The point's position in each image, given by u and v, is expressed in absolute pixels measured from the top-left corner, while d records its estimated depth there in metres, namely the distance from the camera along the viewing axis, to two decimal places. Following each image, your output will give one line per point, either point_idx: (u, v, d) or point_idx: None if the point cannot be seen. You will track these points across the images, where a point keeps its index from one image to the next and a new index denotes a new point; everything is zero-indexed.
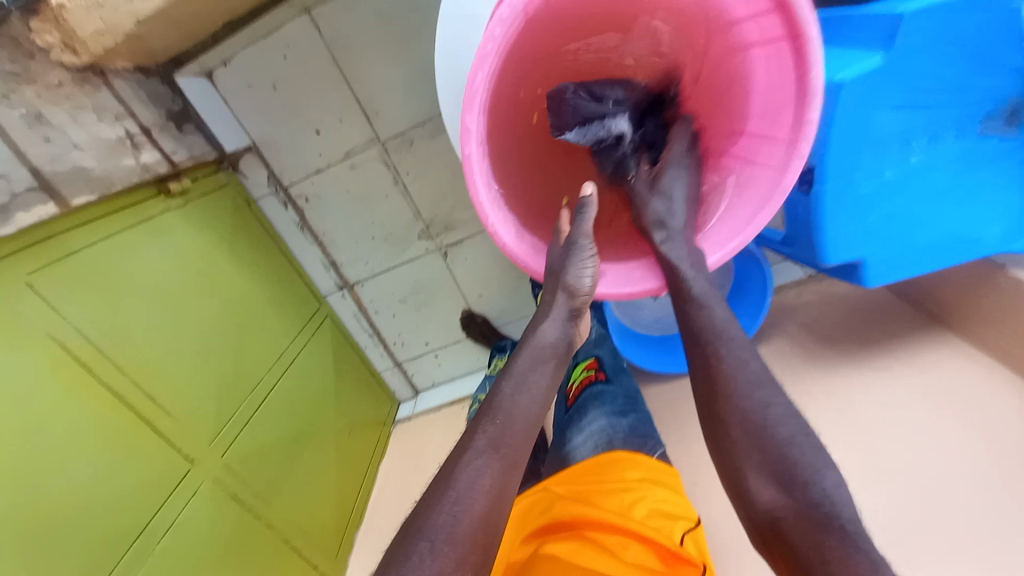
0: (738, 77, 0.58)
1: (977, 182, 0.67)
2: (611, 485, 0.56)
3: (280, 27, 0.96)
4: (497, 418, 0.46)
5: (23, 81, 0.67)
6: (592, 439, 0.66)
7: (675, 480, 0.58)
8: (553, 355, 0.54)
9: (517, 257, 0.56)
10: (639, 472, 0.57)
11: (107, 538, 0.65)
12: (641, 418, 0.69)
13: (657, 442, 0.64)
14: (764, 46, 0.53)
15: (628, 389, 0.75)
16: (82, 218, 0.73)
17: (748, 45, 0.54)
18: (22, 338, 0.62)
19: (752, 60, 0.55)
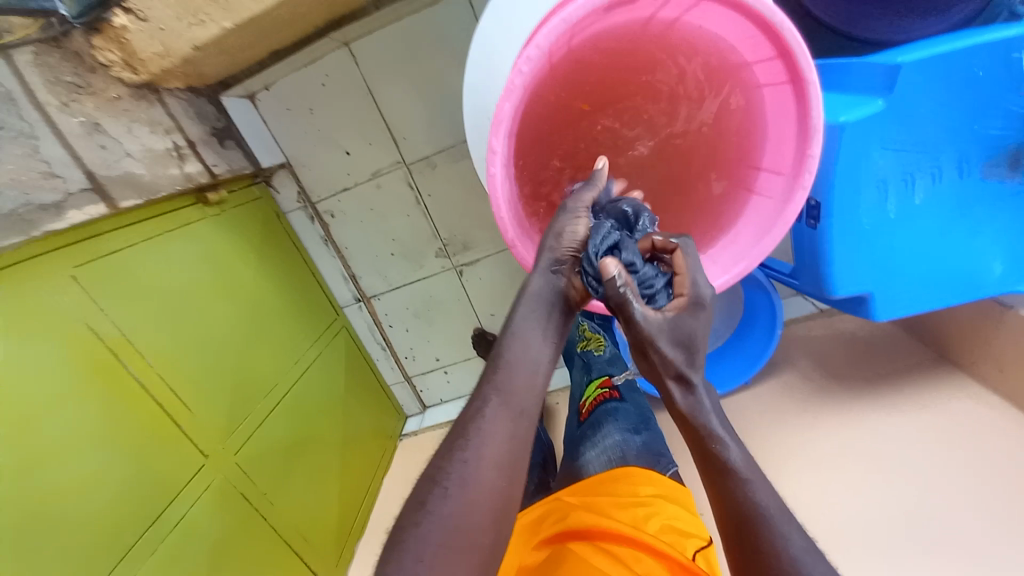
0: (747, 114, 0.61)
1: (979, 221, 0.69)
2: (624, 499, 0.57)
3: (320, 57, 1.04)
4: (498, 366, 0.48)
5: (84, 93, 0.74)
6: (606, 453, 0.68)
7: (687, 498, 0.58)
8: (545, 306, 0.51)
9: (510, 239, 0.56)
10: (653, 489, 0.58)
11: (117, 529, 0.66)
12: (654, 435, 0.70)
13: (670, 460, 0.66)
14: (771, 87, 0.56)
15: (641, 407, 0.77)
16: (126, 220, 0.77)
17: (760, 85, 0.57)
18: (59, 328, 0.65)
19: (763, 98, 0.58)
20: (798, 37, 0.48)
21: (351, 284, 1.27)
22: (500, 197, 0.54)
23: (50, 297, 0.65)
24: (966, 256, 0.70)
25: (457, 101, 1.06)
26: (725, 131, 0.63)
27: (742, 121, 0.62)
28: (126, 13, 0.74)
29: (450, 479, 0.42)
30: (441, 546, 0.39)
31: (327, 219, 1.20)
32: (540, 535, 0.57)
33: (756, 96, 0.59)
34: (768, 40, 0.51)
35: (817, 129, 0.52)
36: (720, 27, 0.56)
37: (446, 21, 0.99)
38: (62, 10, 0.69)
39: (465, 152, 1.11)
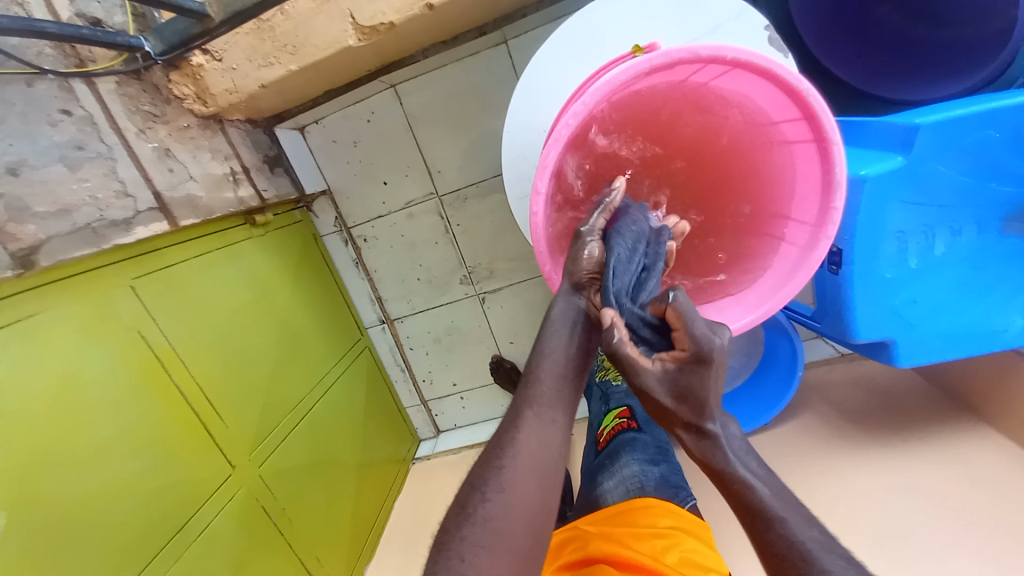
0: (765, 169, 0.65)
1: (1002, 276, 0.71)
2: (643, 528, 0.57)
3: (366, 97, 1.12)
4: (530, 385, 0.52)
5: (159, 122, 0.82)
6: (623, 483, 0.68)
7: (707, 533, 0.59)
8: (574, 331, 0.55)
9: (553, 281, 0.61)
10: (671, 521, 0.58)
11: (146, 535, 0.68)
12: (672, 468, 0.71)
13: (689, 493, 0.65)
14: (790, 145, 0.60)
15: (659, 440, 0.77)
16: (185, 236, 0.84)
17: (775, 143, 0.62)
18: (116, 333, 0.70)
19: (778, 155, 0.62)
20: (822, 103, 0.51)
21: (377, 306, 1.32)
22: (538, 234, 0.58)
23: (112, 306, 0.70)
24: (988, 308, 0.71)
25: (490, 140, 1.13)
26: (751, 181, 0.67)
27: (766, 173, 0.64)
28: (204, 54, 0.82)
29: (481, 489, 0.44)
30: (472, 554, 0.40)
31: (360, 244, 1.27)
32: (561, 563, 0.58)
33: (780, 151, 0.61)
34: (794, 104, 0.54)
35: (841, 184, 0.54)
36: (749, 90, 0.58)
37: (485, 68, 1.07)
38: (148, 48, 0.78)
39: (495, 186, 1.17)
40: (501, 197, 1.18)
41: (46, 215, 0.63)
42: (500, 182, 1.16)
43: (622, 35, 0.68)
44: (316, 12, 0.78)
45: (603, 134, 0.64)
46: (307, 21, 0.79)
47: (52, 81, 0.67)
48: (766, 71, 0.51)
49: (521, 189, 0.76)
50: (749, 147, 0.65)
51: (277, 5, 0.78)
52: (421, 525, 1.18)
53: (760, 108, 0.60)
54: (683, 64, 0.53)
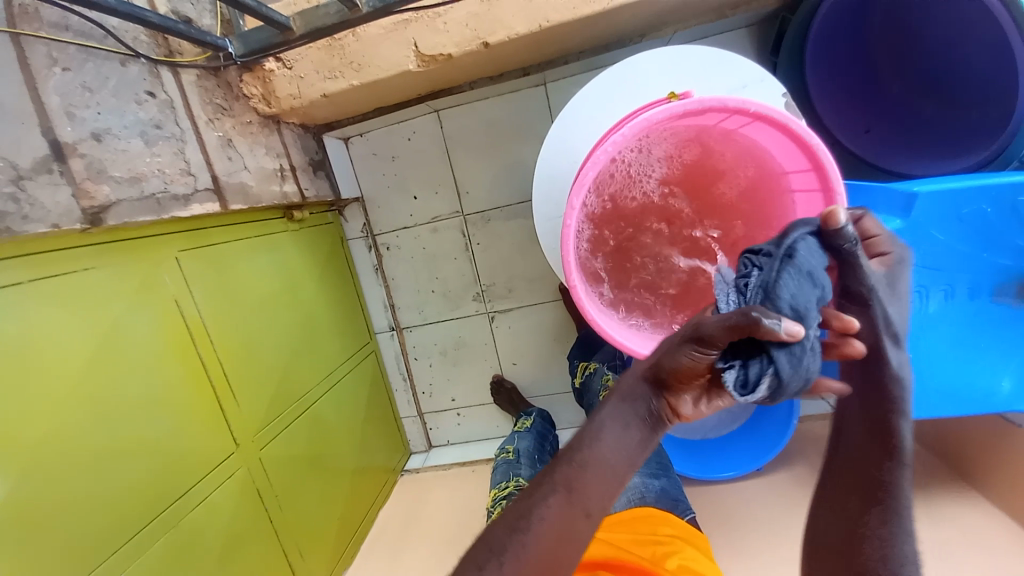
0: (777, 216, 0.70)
1: (993, 342, 0.75)
2: (645, 535, 0.60)
3: (411, 118, 1.22)
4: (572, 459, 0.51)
5: (226, 115, 0.89)
6: (626, 495, 0.71)
7: (706, 544, 0.60)
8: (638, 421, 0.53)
9: (577, 290, 0.64)
10: (672, 529, 0.60)
11: (147, 498, 0.69)
12: (672, 482, 0.73)
13: (688, 506, 0.69)
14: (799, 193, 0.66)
15: (661, 456, 0.79)
16: (229, 220, 0.90)
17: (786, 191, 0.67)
18: (156, 299, 0.74)
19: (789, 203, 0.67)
20: (830, 157, 0.58)
21: (390, 312, 1.36)
22: (569, 245, 0.64)
23: (153, 274, 0.74)
24: (976, 371, 0.75)
25: (519, 168, 1.21)
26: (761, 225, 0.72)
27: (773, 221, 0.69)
28: (277, 61, 0.91)
29: None
30: None
31: (383, 253, 1.33)
32: None
33: (788, 201, 0.67)
34: (805, 155, 0.61)
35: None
36: (765, 142, 0.66)
37: (523, 104, 1.16)
38: (230, 49, 0.87)
39: (518, 212, 1.24)
40: (523, 223, 1.25)
41: (119, 180, 0.68)
42: (524, 209, 1.24)
43: (655, 87, 0.77)
44: (385, 37, 0.88)
45: (634, 167, 0.70)
46: (376, 44, 0.88)
47: (143, 65, 0.75)
48: (784, 125, 0.59)
49: (548, 211, 0.83)
50: (758, 193, 0.69)
51: (352, 27, 0.87)
52: (406, 536, 1.17)
53: (772, 159, 0.67)
54: (711, 113, 0.61)
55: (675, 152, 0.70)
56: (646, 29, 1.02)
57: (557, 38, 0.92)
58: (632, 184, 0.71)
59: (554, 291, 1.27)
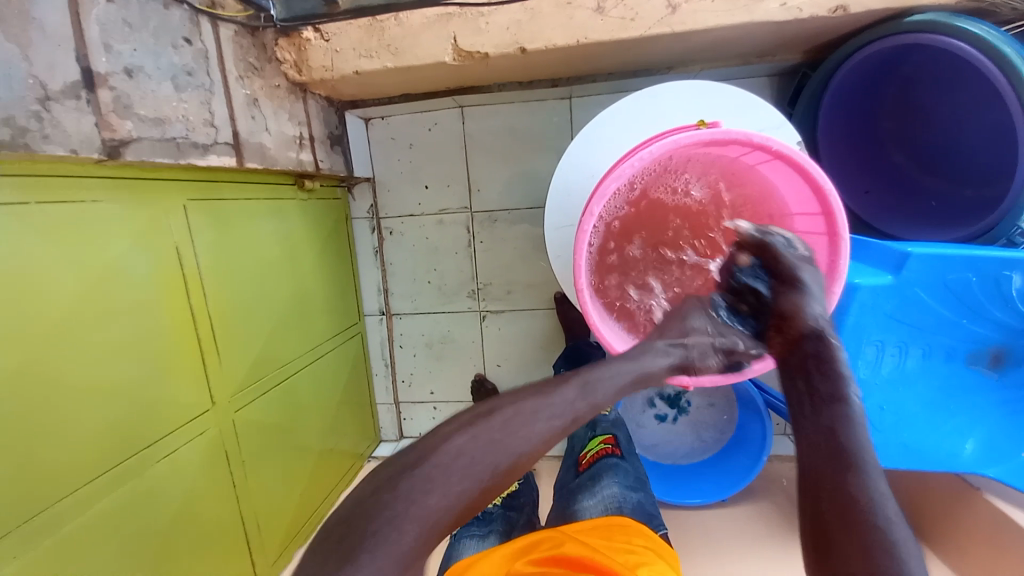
0: None
1: (956, 403, 0.81)
2: (618, 543, 0.60)
3: (435, 109, 1.23)
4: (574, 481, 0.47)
5: (256, 74, 0.89)
6: (603, 502, 0.73)
7: (675, 560, 0.61)
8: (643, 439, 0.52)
9: (583, 295, 0.65)
10: (645, 541, 0.61)
11: (115, 443, 0.67)
12: (649, 498, 0.75)
13: (662, 523, 0.69)
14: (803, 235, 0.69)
15: (638, 470, 0.81)
16: (241, 178, 0.89)
17: (791, 231, 0.70)
18: (158, 243, 0.73)
19: None
20: (840, 204, 0.61)
21: (383, 297, 1.36)
22: (581, 248, 0.65)
23: (159, 218, 0.74)
24: (942, 432, 0.82)
25: (534, 175, 1.23)
26: None
27: None
28: (315, 31, 0.92)
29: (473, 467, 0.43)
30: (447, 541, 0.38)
31: (385, 238, 1.33)
32: (533, 555, 0.61)
33: (794, 241, 0.69)
34: (818, 200, 0.64)
35: (842, 276, 0.62)
36: (780, 181, 0.69)
37: (547, 114, 1.19)
38: (272, 11, 0.89)
39: (527, 217, 1.26)
40: (529, 229, 1.27)
41: (143, 119, 0.67)
42: (532, 215, 1.26)
43: (680, 116, 0.80)
44: (428, 27, 0.90)
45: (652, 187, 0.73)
46: (418, 32, 0.90)
47: (184, 12, 0.75)
48: (803, 168, 0.61)
49: (560, 217, 0.85)
50: (767, 229, 0.72)
51: (396, 11, 0.89)
52: None
53: (785, 200, 0.69)
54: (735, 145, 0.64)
55: (693, 176, 0.73)
56: (673, 62, 1.06)
57: (590, 55, 0.95)
58: (649, 202, 0.74)
59: (548, 300, 1.29)
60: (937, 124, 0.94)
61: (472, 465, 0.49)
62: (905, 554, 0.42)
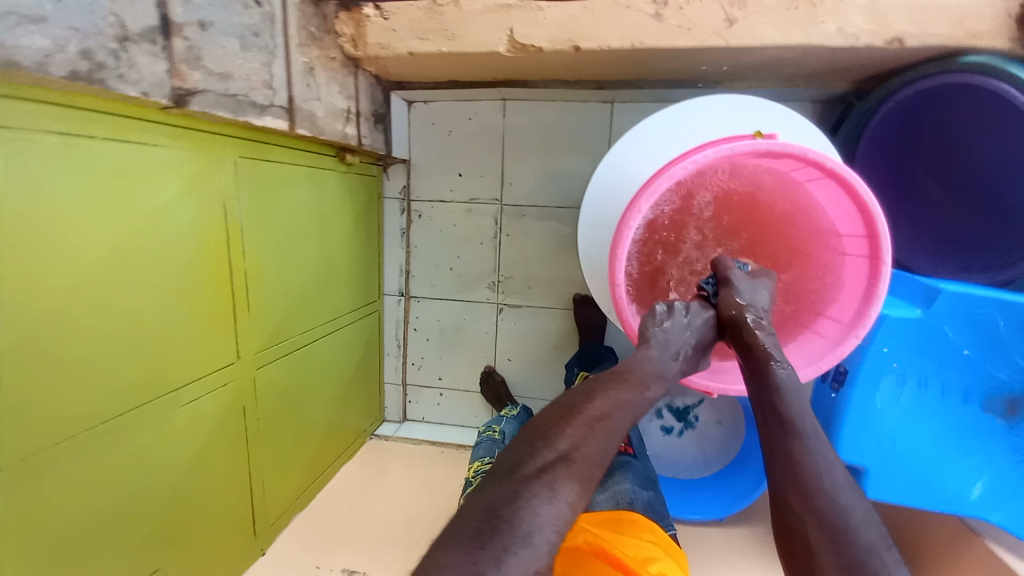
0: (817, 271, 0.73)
1: (970, 446, 0.81)
2: (629, 536, 0.62)
3: (478, 100, 1.25)
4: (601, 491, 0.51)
5: (315, 43, 0.91)
6: (614, 497, 0.72)
7: (683, 559, 0.62)
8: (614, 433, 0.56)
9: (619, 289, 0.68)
10: (654, 537, 0.62)
11: (144, 382, 0.68)
12: (659, 497, 0.76)
13: (670, 523, 0.70)
14: (845, 255, 0.70)
15: (649, 470, 0.82)
16: (288, 143, 0.91)
17: (832, 251, 0.71)
18: (206, 195, 0.75)
19: (834, 262, 0.71)
20: (887, 229, 0.62)
21: (406, 279, 1.37)
22: (623, 248, 0.66)
23: (212, 171, 0.76)
24: (952, 471, 0.82)
25: (567, 174, 1.25)
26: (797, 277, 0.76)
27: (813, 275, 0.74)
28: (376, 9, 0.94)
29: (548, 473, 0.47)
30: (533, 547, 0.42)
31: (413, 221, 1.34)
32: None
33: (838, 261, 0.71)
34: (864, 222, 0.64)
35: (879, 298, 0.64)
36: (827, 201, 0.69)
37: (587, 116, 1.21)
38: None
39: (556, 215, 1.27)
40: (556, 227, 1.28)
41: (209, 71, 0.69)
42: (560, 214, 1.27)
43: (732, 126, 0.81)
44: (487, 13, 0.91)
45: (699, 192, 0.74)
46: (476, 17, 0.91)
47: None
48: (854, 189, 0.62)
49: (596, 216, 0.86)
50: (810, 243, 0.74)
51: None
52: (363, 499, 1.16)
53: (829, 218, 0.70)
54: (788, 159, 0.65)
55: (740, 186, 0.74)
56: (720, 78, 1.07)
57: (642, 61, 0.96)
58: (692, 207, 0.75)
59: (567, 300, 1.30)
60: (970, 169, 0.95)
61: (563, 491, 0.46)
62: (885, 557, 0.45)
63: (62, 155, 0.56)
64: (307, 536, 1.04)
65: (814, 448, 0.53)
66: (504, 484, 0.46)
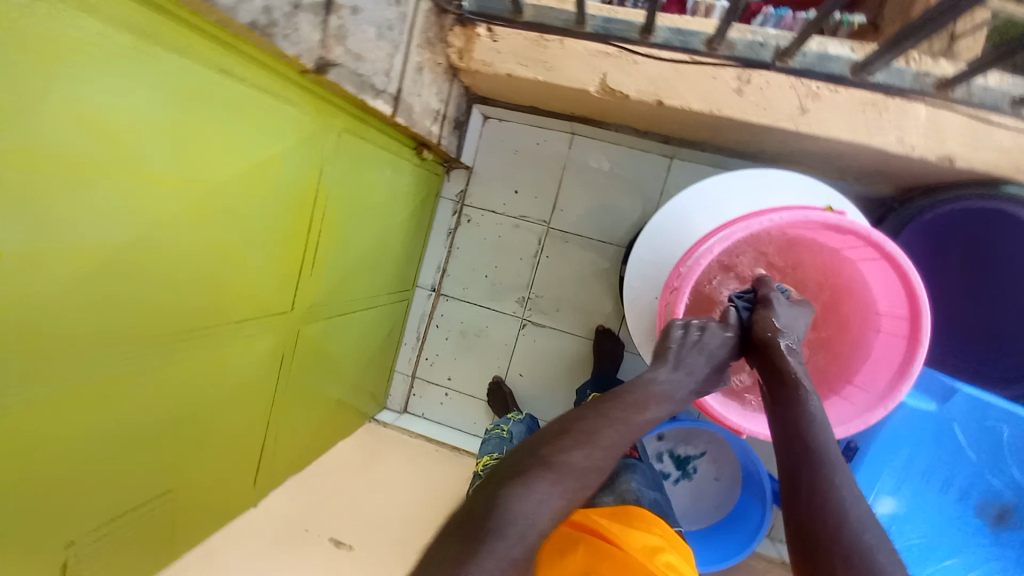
0: (854, 344, 0.80)
1: (954, 542, 0.89)
2: (640, 529, 0.72)
3: (549, 129, 1.34)
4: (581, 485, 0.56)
5: (429, 48, 1.00)
6: (620, 496, 0.81)
7: (685, 548, 0.74)
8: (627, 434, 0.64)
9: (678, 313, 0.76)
10: (661, 532, 0.73)
11: (215, 310, 0.72)
12: (661, 498, 0.86)
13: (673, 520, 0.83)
14: (883, 332, 0.77)
15: (652, 473, 0.91)
16: (383, 127, 0.99)
17: (870, 326, 0.78)
18: (310, 154, 0.81)
19: (872, 337, 0.78)
20: (928, 312, 0.70)
21: (440, 277, 1.43)
22: (689, 281, 0.74)
23: (318, 134, 0.81)
24: (935, 560, 0.90)
25: (616, 213, 1.32)
26: (835, 346, 0.82)
27: (851, 345, 0.81)
28: (488, 31, 1.03)
29: (525, 475, 0.55)
30: (505, 530, 0.50)
31: (461, 225, 1.41)
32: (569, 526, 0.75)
33: (874, 336, 0.78)
34: (907, 304, 0.72)
35: (912, 376, 0.71)
36: (876, 281, 0.77)
37: (647, 165, 1.30)
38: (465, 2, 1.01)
39: (596, 248, 1.34)
40: (594, 259, 1.34)
41: (348, 50, 0.76)
42: (601, 248, 1.34)
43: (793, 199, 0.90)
44: (585, 54, 0.98)
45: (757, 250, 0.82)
46: (576, 55, 0.99)
47: None
48: (905, 274, 0.70)
49: (648, 255, 0.93)
50: (852, 318, 0.81)
51: (569, 36, 0.98)
52: (354, 478, 1.16)
53: (873, 296, 0.78)
54: (848, 236, 0.73)
55: (795, 252, 0.83)
56: (777, 157, 1.16)
57: (713, 127, 1.05)
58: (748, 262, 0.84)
59: (589, 330, 1.36)
60: (986, 295, 1.04)
61: (538, 488, 0.54)
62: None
63: (217, 88, 0.61)
64: (295, 500, 1.04)
65: (841, 482, 0.57)
66: (493, 480, 0.56)
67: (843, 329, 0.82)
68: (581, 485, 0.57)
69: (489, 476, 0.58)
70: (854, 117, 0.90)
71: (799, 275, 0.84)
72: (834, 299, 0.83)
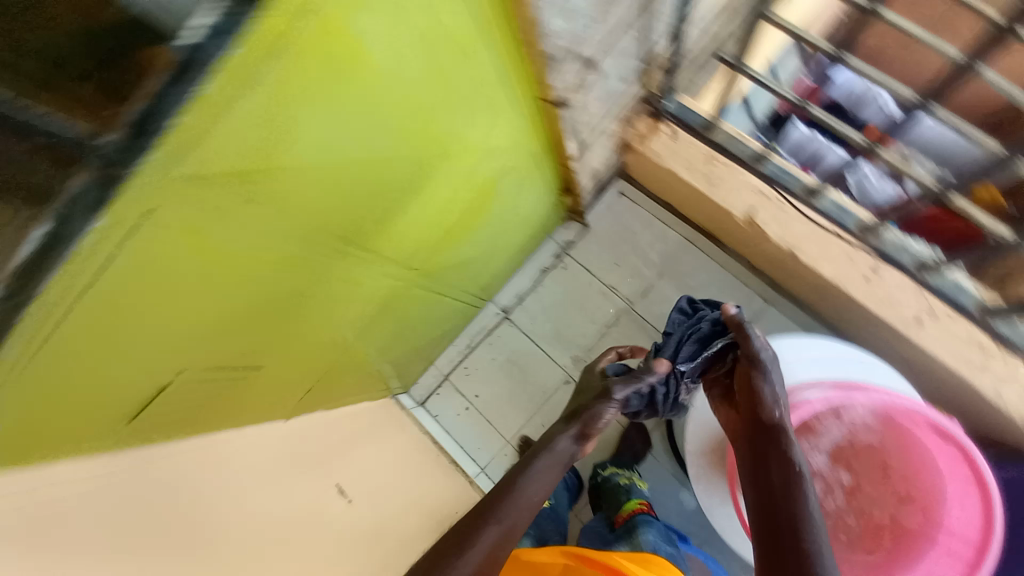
0: (914, 556, 0.92)
1: None
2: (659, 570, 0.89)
3: (671, 227, 1.42)
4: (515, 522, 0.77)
5: (621, 123, 1.12)
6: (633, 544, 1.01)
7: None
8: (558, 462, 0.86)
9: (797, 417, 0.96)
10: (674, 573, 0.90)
11: (370, 238, 0.80)
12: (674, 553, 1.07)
13: None
14: (943, 560, 0.90)
15: (663, 530, 1.12)
16: (552, 163, 1.11)
17: (932, 550, 0.91)
18: (499, 156, 0.93)
19: (934, 563, 0.91)
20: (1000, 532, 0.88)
21: (515, 305, 1.50)
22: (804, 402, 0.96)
23: (515, 144, 0.94)
24: None
25: None
26: (899, 552, 0.93)
27: (912, 555, 0.92)
28: (672, 130, 1.14)
29: (485, 521, 0.76)
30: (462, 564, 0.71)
31: (555, 270, 1.50)
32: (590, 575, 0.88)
33: (939, 559, 0.91)
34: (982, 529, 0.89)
35: None
36: (961, 510, 0.92)
37: (747, 298, 1.33)
38: (667, 103, 1.10)
39: None
40: None
41: (580, 97, 0.89)
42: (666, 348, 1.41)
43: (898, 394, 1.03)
44: (745, 185, 1.09)
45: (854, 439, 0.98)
46: (737, 184, 1.10)
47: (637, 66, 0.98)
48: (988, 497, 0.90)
49: None
50: (920, 537, 0.93)
51: (743, 167, 1.10)
52: (364, 439, 1.20)
53: (950, 523, 0.92)
54: (950, 446, 0.93)
55: (886, 458, 0.97)
56: None
57: (821, 296, 1.14)
58: (846, 445, 0.98)
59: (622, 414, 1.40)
60: None
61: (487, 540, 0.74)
62: None
63: (484, 79, 0.73)
64: (312, 431, 1.08)
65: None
66: (473, 521, 0.76)
67: (905, 542, 0.93)
68: (518, 524, 0.78)
69: (462, 523, 0.77)
70: (947, 338, 1.00)
71: (886, 480, 0.97)
72: (911, 495, 0.95)
